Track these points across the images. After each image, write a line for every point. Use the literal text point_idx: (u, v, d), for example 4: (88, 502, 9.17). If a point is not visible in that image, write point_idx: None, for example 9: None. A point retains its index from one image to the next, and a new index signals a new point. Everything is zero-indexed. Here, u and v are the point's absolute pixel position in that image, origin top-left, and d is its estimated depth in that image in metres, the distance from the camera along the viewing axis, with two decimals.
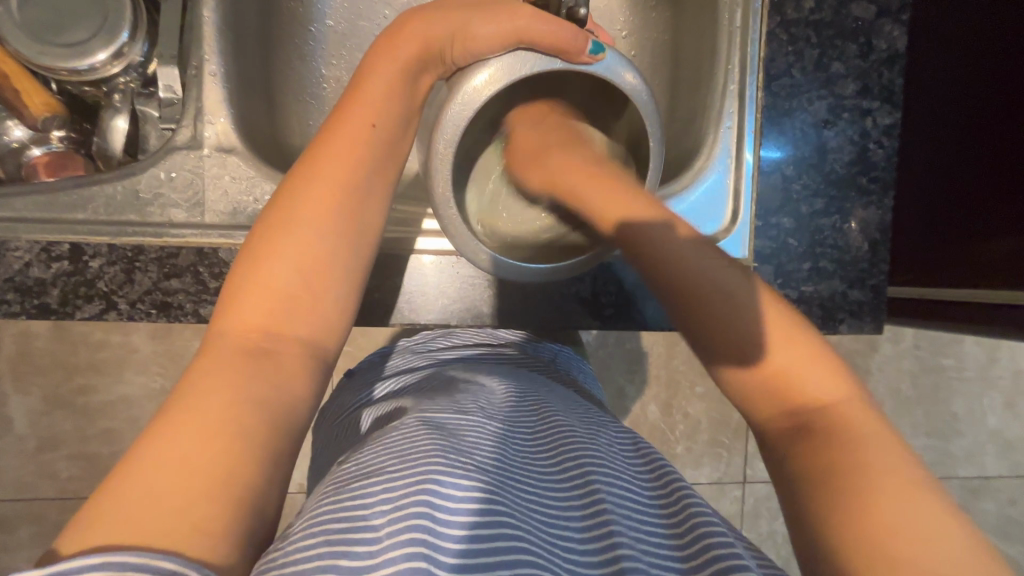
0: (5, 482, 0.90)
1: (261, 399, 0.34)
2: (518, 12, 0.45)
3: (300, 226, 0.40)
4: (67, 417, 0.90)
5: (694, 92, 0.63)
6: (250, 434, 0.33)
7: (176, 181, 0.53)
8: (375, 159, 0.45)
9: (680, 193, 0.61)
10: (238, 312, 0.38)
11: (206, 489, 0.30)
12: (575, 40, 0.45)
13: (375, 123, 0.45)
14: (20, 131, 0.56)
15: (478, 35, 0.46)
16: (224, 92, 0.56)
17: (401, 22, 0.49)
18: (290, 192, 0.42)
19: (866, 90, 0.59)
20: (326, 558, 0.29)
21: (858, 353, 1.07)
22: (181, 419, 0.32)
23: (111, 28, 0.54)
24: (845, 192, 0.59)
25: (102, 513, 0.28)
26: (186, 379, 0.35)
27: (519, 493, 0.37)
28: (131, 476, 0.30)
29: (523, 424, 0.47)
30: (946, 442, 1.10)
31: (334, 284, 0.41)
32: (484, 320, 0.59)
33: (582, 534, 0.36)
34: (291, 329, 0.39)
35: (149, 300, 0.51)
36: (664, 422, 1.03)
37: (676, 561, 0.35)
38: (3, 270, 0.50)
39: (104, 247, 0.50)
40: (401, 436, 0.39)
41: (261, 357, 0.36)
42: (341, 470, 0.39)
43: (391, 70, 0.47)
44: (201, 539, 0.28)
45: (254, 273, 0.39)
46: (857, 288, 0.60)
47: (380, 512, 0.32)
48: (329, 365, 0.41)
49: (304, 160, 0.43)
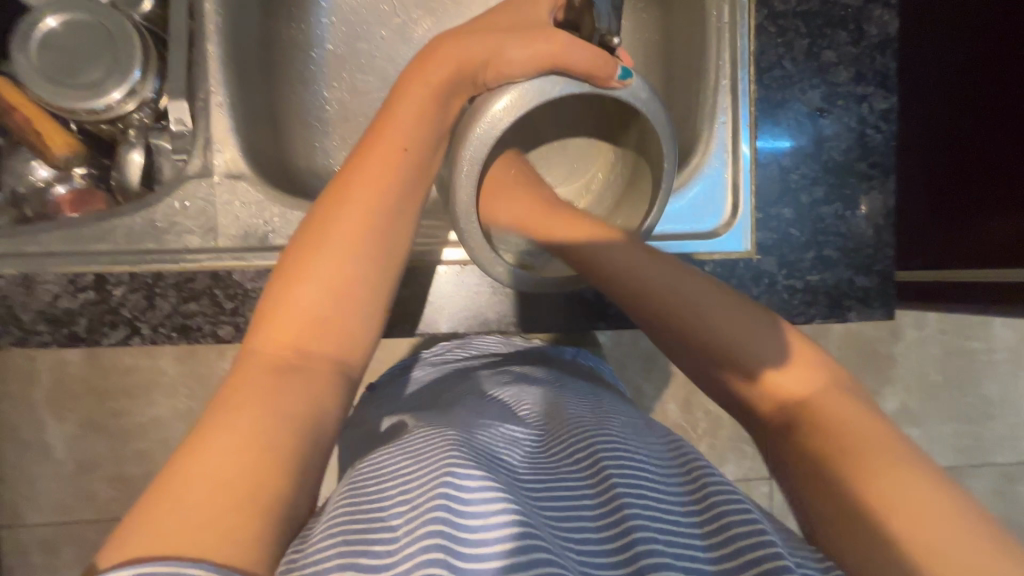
0: (47, 507, 0.93)
1: (288, 412, 0.36)
2: (555, 37, 0.47)
3: (325, 245, 0.42)
4: (103, 442, 0.94)
5: (686, 89, 0.64)
6: (277, 451, 0.34)
7: (190, 209, 0.56)
8: (407, 177, 0.46)
9: (680, 190, 0.61)
10: (269, 329, 0.40)
11: (237, 501, 0.31)
12: (607, 67, 0.47)
13: (406, 146, 0.47)
14: (44, 171, 0.59)
15: (514, 58, 0.48)
16: (230, 121, 0.58)
17: (434, 45, 0.51)
18: (321, 215, 0.43)
19: (860, 76, 0.59)
20: (345, 557, 0.31)
21: (881, 341, 1.05)
22: (214, 431, 0.34)
23: (123, 68, 0.57)
24: (846, 178, 0.59)
25: (132, 534, 0.29)
26: (219, 397, 0.37)
27: (531, 485, 0.38)
28: (160, 492, 0.31)
29: (535, 423, 0.48)
30: (978, 427, 1.08)
31: (363, 294, 0.42)
32: (490, 327, 0.60)
33: (597, 525, 0.35)
34: (318, 347, 0.40)
35: (169, 323, 0.54)
36: (684, 420, 1.03)
37: (698, 543, 0.35)
38: (35, 302, 0.53)
39: (126, 276, 0.53)
40: (413, 440, 0.41)
41: (285, 371, 0.38)
42: (359, 470, 0.41)
43: (421, 93, 0.49)
44: (229, 549, 0.29)
45: (283, 294, 0.40)
46: (864, 275, 0.59)
47: (396, 512, 0.34)
48: (354, 381, 0.42)
49: (334, 184, 0.45)
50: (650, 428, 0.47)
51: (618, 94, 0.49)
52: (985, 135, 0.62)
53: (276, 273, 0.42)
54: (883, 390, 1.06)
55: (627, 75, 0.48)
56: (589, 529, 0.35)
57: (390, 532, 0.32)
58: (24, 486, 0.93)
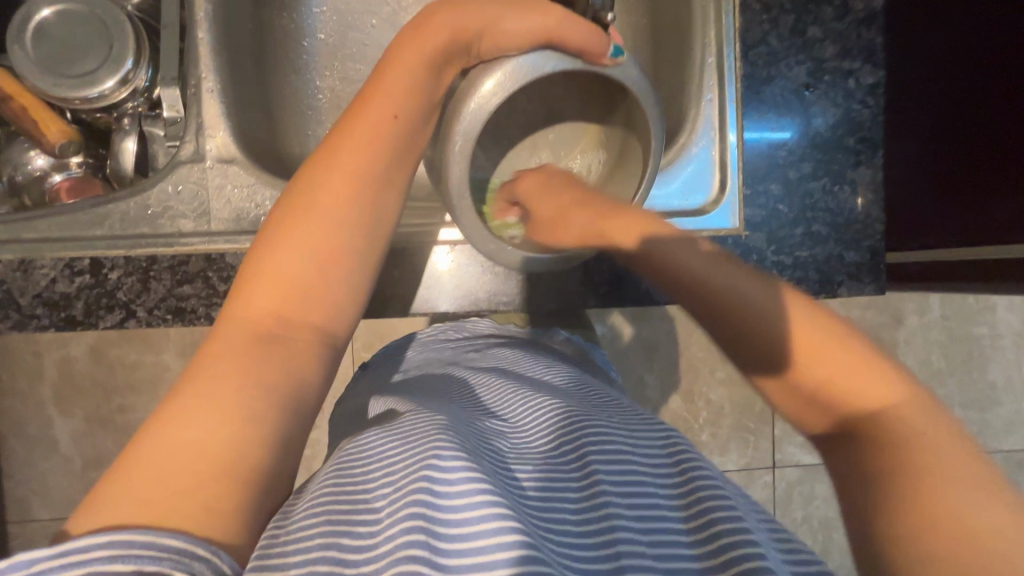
0: (56, 502, 0.95)
1: (272, 381, 0.36)
2: (552, 11, 0.47)
3: (306, 215, 0.42)
4: (109, 436, 0.95)
5: (672, 68, 0.64)
6: (257, 420, 0.34)
7: (183, 193, 0.57)
8: (393, 154, 0.46)
9: (668, 169, 0.62)
10: (247, 297, 0.39)
11: (217, 471, 0.32)
12: (600, 44, 0.48)
13: (396, 114, 0.47)
14: (42, 160, 0.60)
15: (510, 29, 0.48)
16: (220, 107, 0.59)
17: (428, 12, 0.51)
18: (308, 183, 0.43)
19: (846, 51, 0.59)
20: (327, 536, 0.32)
21: (883, 327, 1.04)
22: (193, 398, 0.34)
23: (116, 57, 0.58)
24: (834, 154, 0.59)
25: (112, 497, 0.30)
26: (200, 361, 0.37)
27: (517, 477, 0.39)
28: (142, 457, 0.32)
29: (524, 410, 0.49)
30: (984, 413, 1.07)
31: (346, 266, 0.42)
32: (481, 307, 0.61)
33: (580, 518, 0.36)
34: (301, 314, 0.40)
35: (164, 306, 0.55)
36: (684, 409, 1.03)
37: (676, 539, 0.35)
38: (32, 286, 0.54)
39: (121, 259, 0.54)
40: (402, 423, 0.41)
41: (270, 340, 0.38)
42: (346, 449, 0.42)
43: (413, 58, 0.49)
44: (206, 518, 0.30)
45: (268, 259, 0.40)
46: (854, 249, 0.59)
47: (380, 495, 0.35)
48: (336, 351, 0.42)
49: (321, 150, 0.45)
50: (636, 416, 0.47)
51: (609, 71, 0.50)
52: (983, 110, 0.61)
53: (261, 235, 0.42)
54: None
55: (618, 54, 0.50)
56: (571, 522, 0.36)
57: (373, 515, 0.33)
58: (33, 482, 0.94)
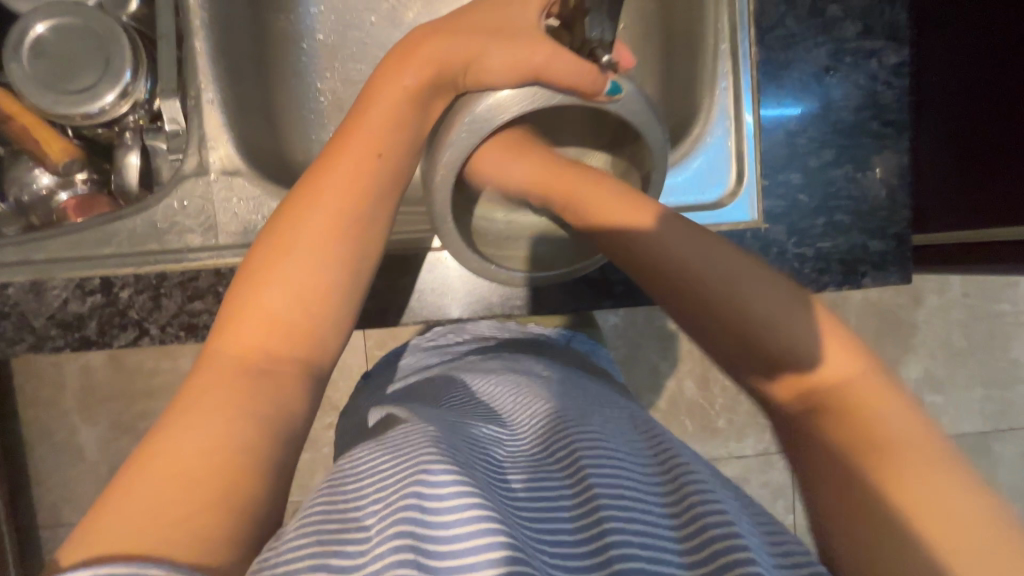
0: (85, 505, 0.97)
1: (259, 418, 0.36)
2: (537, 47, 0.46)
3: (290, 250, 0.41)
4: (131, 442, 0.96)
5: (687, 56, 0.62)
6: (245, 446, 0.34)
7: (190, 208, 0.56)
8: (380, 189, 0.45)
9: (681, 162, 0.60)
10: (231, 333, 0.39)
11: (203, 501, 0.31)
12: (596, 82, 0.45)
13: (381, 151, 0.45)
14: (47, 178, 0.59)
15: (494, 67, 0.46)
16: (223, 117, 0.58)
17: (413, 38, 0.49)
18: (291, 217, 0.42)
19: (869, 30, 0.56)
20: (317, 559, 0.30)
21: (902, 307, 1.02)
22: (180, 423, 0.34)
23: (115, 70, 0.57)
24: (856, 140, 0.57)
25: (96, 530, 0.30)
26: (182, 397, 0.36)
27: (511, 488, 0.37)
28: (127, 491, 0.32)
29: (523, 418, 0.47)
30: (1006, 390, 1.05)
31: (331, 305, 0.41)
32: (495, 311, 0.59)
33: (575, 527, 0.34)
34: (284, 347, 0.39)
35: (177, 323, 0.54)
36: (700, 397, 1.02)
37: (674, 549, 0.33)
38: (46, 308, 0.53)
39: (131, 278, 0.54)
40: (396, 435, 0.40)
41: (253, 375, 0.37)
42: (338, 467, 0.41)
43: (399, 93, 0.47)
44: (190, 543, 0.30)
45: (251, 294, 0.40)
46: (878, 239, 0.57)
47: (371, 512, 0.33)
48: (322, 381, 0.41)
49: (303, 183, 0.44)
50: (634, 422, 0.46)
51: (608, 108, 0.47)
52: (1017, 78, 0.58)
53: (245, 270, 0.41)
54: (905, 357, 1.03)
55: (616, 89, 0.46)
56: (565, 534, 0.34)
57: (364, 533, 0.32)
58: (61, 487, 0.96)
